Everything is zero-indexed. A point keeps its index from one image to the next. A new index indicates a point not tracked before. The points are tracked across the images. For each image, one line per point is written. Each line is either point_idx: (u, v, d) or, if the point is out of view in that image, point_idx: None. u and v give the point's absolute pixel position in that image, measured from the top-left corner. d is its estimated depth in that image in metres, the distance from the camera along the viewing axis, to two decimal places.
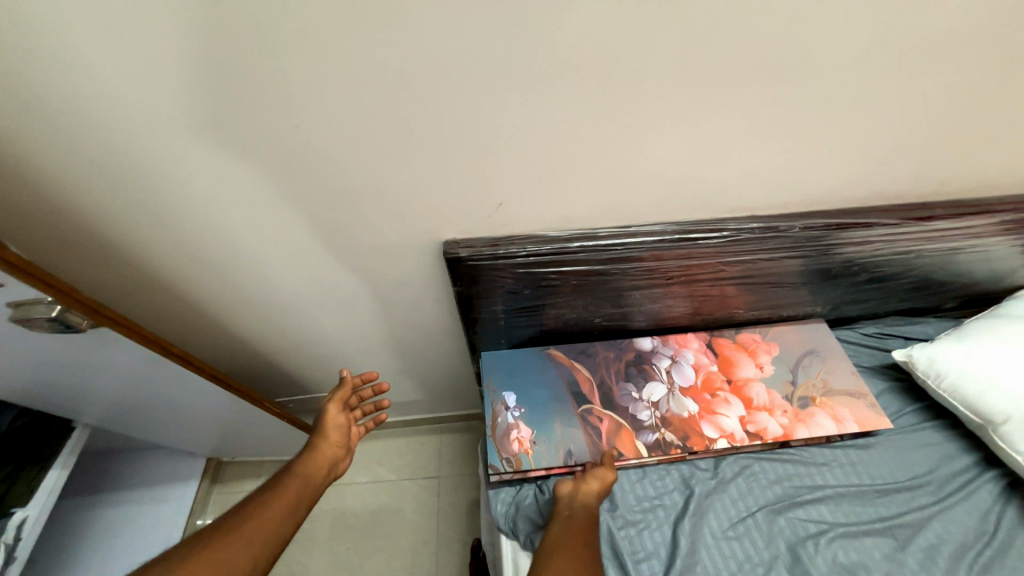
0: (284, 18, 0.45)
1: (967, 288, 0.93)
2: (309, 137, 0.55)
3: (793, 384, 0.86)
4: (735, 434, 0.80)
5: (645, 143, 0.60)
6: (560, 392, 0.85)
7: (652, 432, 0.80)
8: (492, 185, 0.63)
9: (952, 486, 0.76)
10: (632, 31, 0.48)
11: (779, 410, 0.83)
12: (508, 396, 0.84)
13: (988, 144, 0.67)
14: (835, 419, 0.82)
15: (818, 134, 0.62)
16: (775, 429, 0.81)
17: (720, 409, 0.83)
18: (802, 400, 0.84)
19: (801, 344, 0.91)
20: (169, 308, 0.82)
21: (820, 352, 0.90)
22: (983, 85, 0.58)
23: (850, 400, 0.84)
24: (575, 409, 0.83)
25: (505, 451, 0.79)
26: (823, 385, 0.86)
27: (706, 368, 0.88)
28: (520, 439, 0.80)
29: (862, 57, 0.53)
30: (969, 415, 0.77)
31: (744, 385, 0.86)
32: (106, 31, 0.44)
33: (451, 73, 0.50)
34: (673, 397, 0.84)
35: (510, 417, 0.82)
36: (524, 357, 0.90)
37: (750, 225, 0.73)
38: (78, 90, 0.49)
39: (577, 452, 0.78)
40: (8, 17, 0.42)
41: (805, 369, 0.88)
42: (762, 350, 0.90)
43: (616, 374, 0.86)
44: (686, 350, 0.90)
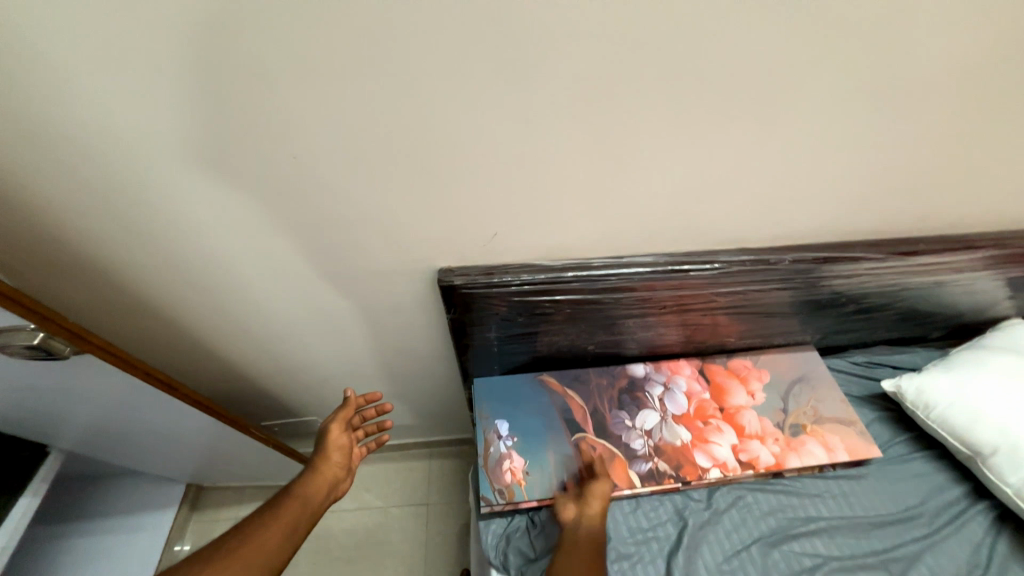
0: (291, 55, 0.46)
1: (951, 319, 0.95)
2: (307, 167, 0.56)
3: (784, 412, 0.86)
4: (728, 463, 0.80)
5: (637, 177, 0.62)
6: (552, 419, 0.84)
7: (645, 461, 0.79)
8: (488, 215, 0.64)
9: (943, 518, 0.75)
10: (626, 75, 0.51)
11: (771, 438, 0.83)
12: (500, 425, 0.83)
13: (964, 184, 0.70)
14: (827, 448, 0.82)
15: (802, 172, 0.64)
16: (767, 458, 0.80)
17: (712, 437, 0.82)
18: (794, 428, 0.84)
19: (792, 371, 0.92)
20: (156, 332, 0.80)
21: (810, 379, 0.90)
22: (955, 130, 0.62)
23: (841, 428, 0.84)
24: (567, 437, 0.82)
25: (499, 483, 0.77)
26: (813, 414, 0.86)
27: (698, 396, 0.87)
28: (513, 470, 0.78)
29: (841, 102, 0.56)
30: (959, 447, 0.78)
31: (736, 412, 0.86)
32: (110, 64, 0.45)
33: (449, 110, 0.52)
34: (665, 425, 0.84)
35: (502, 446, 0.81)
36: (517, 383, 0.89)
37: (741, 257, 0.74)
38: (79, 118, 0.49)
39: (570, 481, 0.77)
40: (12, 50, 0.43)
41: (796, 397, 0.88)
42: (753, 376, 0.91)
43: (609, 402, 0.86)
44: (678, 376, 0.90)
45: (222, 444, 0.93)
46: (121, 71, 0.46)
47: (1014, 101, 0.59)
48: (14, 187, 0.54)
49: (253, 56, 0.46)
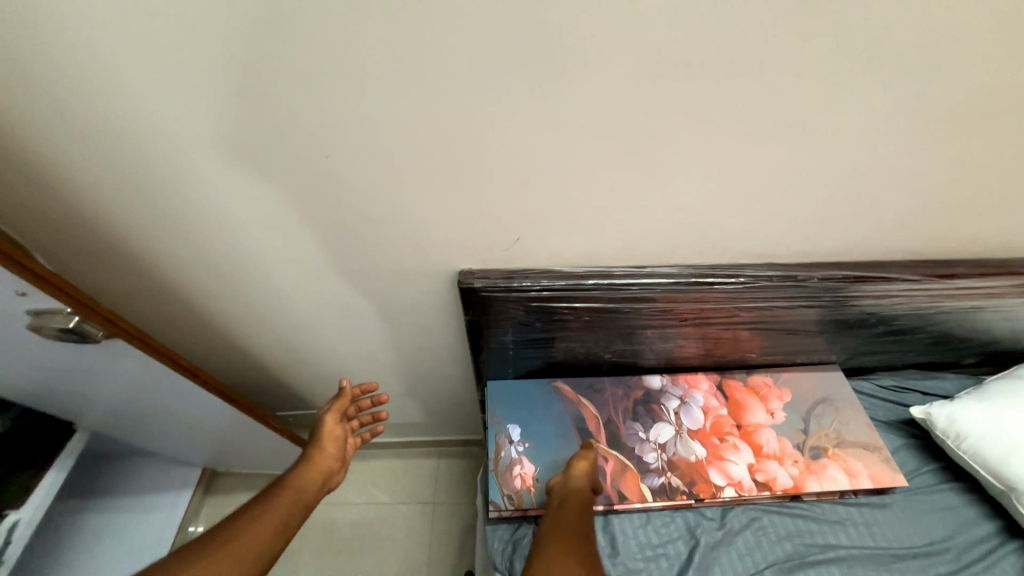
0: (327, 58, 0.47)
1: (988, 346, 0.91)
2: (336, 166, 0.57)
3: (804, 433, 0.84)
4: (744, 483, 0.78)
5: (664, 188, 0.61)
6: (564, 427, 0.83)
7: (658, 476, 0.78)
8: (512, 220, 0.64)
9: (971, 555, 0.72)
10: (659, 86, 0.50)
11: (789, 460, 0.80)
12: (512, 430, 0.83)
13: (1010, 207, 0.67)
14: (848, 473, 0.79)
15: (836, 188, 0.62)
16: (785, 480, 0.78)
17: (728, 455, 0.80)
18: (814, 450, 0.82)
19: (815, 391, 0.89)
20: (183, 321, 0.82)
21: (834, 400, 0.87)
22: (1004, 151, 0.59)
23: (865, 454, 0.81)
24: (579, 446, 0.81)
25: (507, 488, 0.77)
26: (836, 437, 0.83)
27: (715, 411, 0.85)
28: (523, 475, 0.78)
29: (883, 117, 0.54)
30: (991, 481, 0.74)
31: (754, 431, 0.83)
32: (155, 63, 0.47)
33: (479, 115, 0.52)
34: (680, 440, 0.82)
35: (514, 451, 0.81)
36: (530, 388, 0.89)
37: (767, 272, 0.73)
38: (125, 111, 0.51)
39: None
40: (66, 45, 0.45)
41: (818, 418, 0.85)
42: (774, 394, 0.88)
43: (623, 413, 0.85)
44: (695, 391, 0.88)
45: (239, 431, 0.95)
46: (168, 67, 0.47)
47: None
48: (62, 173, 0.57)
49: (293, 56, 0.47)
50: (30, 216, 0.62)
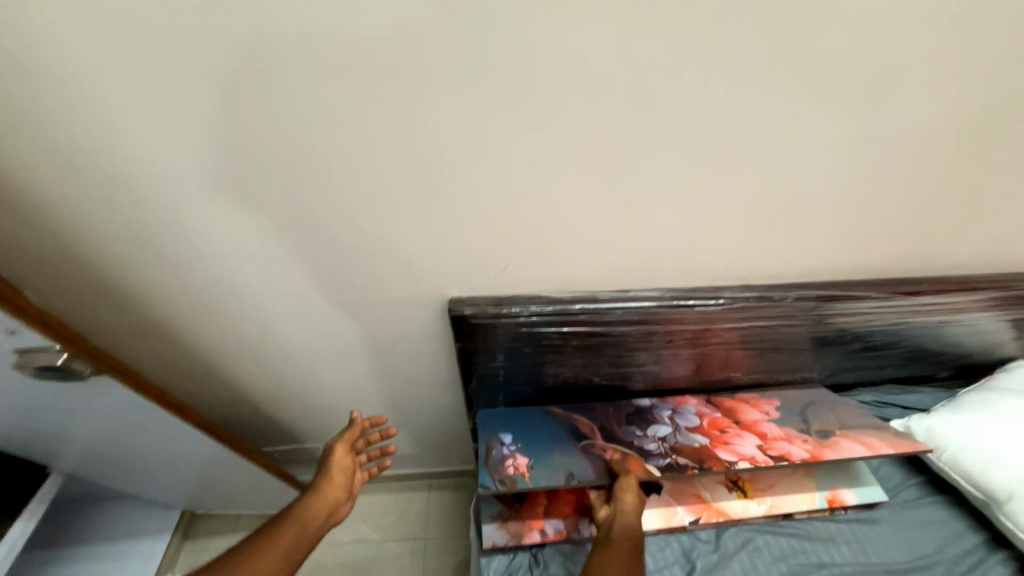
0: (322, 102, 0.50)
1: (958, 359, 0.95)
2: (328, 200, 0.59)
3: (805, 423, 0.85)
4: (757, 457, 0.76)
5: (642, 215, 0.64)
6: (560, 428, 0.83)
7: (662, 457, 0.76)
8: (499, 248, 0.66)
9: (961, 567, 0.73)
10: (631, 123, 0.54)
11: (798, 440, 0.80)
12: (504, 436, 0.82)
13: (961, 228, 0.72)
14: (866, 445, 0.79)
15: (801, 213, 0.66)
16: (800, 455, 0.77)
17: (734, 440, 0.80)
18: (821, 432, 0.82)
19: (802, 396, 0.92)
20: (168, 356, 0.81)
21: (823, 402, 0.90)
22: (947, 178, 0.64)
23: (866, 431, 0.82)
24: (575, 442, 0.80)
25: (498, 474, 0.74)
26: (837, 422, 0.84)
27: (710, 414, 0.86)
28: (516, 465, 0.76)
29: (836, 149, 0.59)
30: (973, 492, 0.76)
31: (755, 422, 0.84)
32: (159, 107, 0.50)
33: (465, 150, 0.55)
34: (679, 432, 0.82)
35: (505, 449, 0.79)
36: (519, 411, 0.89)
37: (745, 293, 0.76)
38: (122, 148, 0.52)
39: (580, 472, 0.74)
40: (72, 93, 0.48)
41: (811, 415, 0.87)
42: (764, 402, 0.90)
43: (617, 420, 0.85)
44: (686, 403, 0.89)
45: (222, 469, 0.92)
46: (170, 110, 0.50)
47: (1008, 151, 0.62)
48: (56, 212, 0.57)
49: (292, 95, 0.50)
50: (18, 254, 0.62)
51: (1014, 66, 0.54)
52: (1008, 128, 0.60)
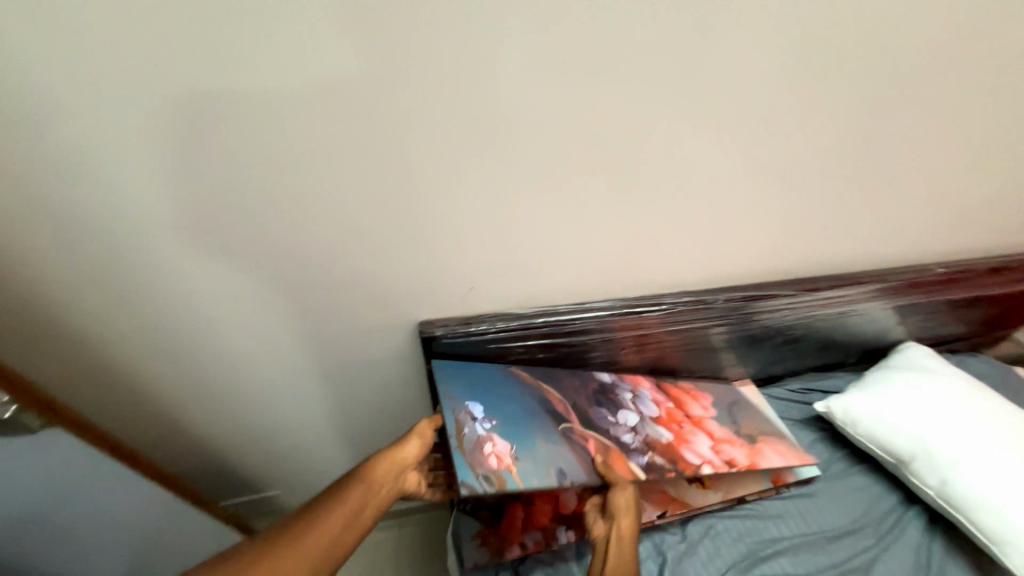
0: (296, 142, 0.54)
1: (861, 345, 1.11)
2: (299, 234, 0.61)
3: (736, 424, 0.92)
4: (713, 461, 0.82)
5: (591, 235, 0.72)
6: (534, 406, 0.77)
7: (641, 454, 0.77)
8: (465, 271, 0.71)
9: (885, 526, 0.85)
10: (577, 156, 0.63)
11: (737, 443, 0.88)
12: (473, 406, 0.73)
13: (848, 233, 0.87)
14: (782, 454, 0.88)
15: (722, 227, 0.78)
16: (741, 459, 0.84)
17: (692, 438, 0.84)
18: (749, 435, 0.90)
19: (727, 395, 1.00)
20: (117, 413, 0.76)
21: (742, 403, 0.99)
22: (831, 194, 0.79)
23: (780, 435, 0.93)
24: (555, 426, 0.75)
25: (482, 469, 0.64)
26: (757, 428, 0.93)
27: (665, 405, 0.90)
28: (499, 455, 0.67)
29: (745, 172, 0.71)
30: (886, 457, 0.88)
31: (701, 420, 0.90)
32: (127, 149, 0.50)
33: (432, 183, 0.61)
34: (647, 424, 0.84)
35: (480, 429, 0.70)
36: (480, 370, 0.80)
37: (683, 298, 0.86)
38: (83, 199, 0.53)
39: (570, 471, 0.68)
40: (32, 137, 0.47)
41: (737, 416, 0.95)
42: (701, 397, 0.97)
43: (588, 399, 0.83)
44: (642, 387, 0.92)
45: None
46: (139, 152, 0.51)
47: (870, 170, 0.77)
48: None
49: (260, 140, 0.53)
50: None
51: (864, 107, 0.69)
52: (867, 152, 0.74)
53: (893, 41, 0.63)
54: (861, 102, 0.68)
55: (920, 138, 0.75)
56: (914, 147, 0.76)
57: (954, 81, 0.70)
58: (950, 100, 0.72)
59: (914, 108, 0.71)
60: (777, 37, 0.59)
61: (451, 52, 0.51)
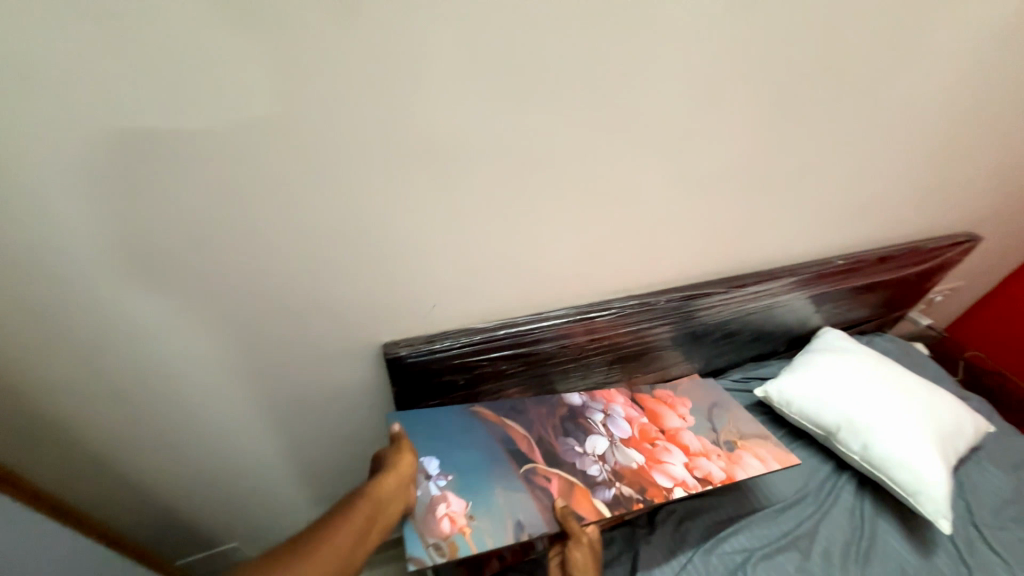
0: (256, 176, 0.55)
1: (788, 334, 1.24)
2: (259, 267, 0.62)
3: (715, 431, 0.93)
4: (687, 481, 0.81)
5: (542, 249, 0.78)
6: (494, 450, 0.78)
7: (608, 488, 0.78)
8: (426, 291, 0.75)
9: (824, 492, 0.95)
10: (525, 179, 0.69)
11: (714, 455, 0.87)
12: (429, 463, 0.74)
13: (765, 236, 0.99)
14: (760, 460, 0.88)
15: (658, 235, 0.87)
16: (718, 474, 0.84)
17: (664, 457, 0.85)
18: (727, 444, 0.90)
19: (706, 397, 1.01)
20: (52, 471, 0.70)
21: (722, 403, 1.01)
22: (749, 202, 0.90)
23: (761, 436, 0.94)
24: (516, 469, 0.76)
25: (433, 537, 0.66)
26: (736, 430, 0.94)
27: (639, 422, 0.92)
28: (452, 517, 0.68)
29: (673, 186, 0.80)
30: (817, 430, 0.99)
31: (676, 433, 0.91)
32: (70, 189, 0.49)
33: (390, 209, 0.64)
34: (617, 449, 0.84)
35: (434, 487, 0.71)
36: (442, 415, 0.82)
37: (629, 301, 0.93)
38: (18, 241, 0.50)
39: (529, 522, 0.70)
40: None
41: (717, 421, 0.96)
42: (680, 404, 0.98)
43: (554, 431, 0.85)
44: (614, 405, 0.95)
45: None
46: (86, 193, 0.50)
47: (781, 177, 0.88)
48: None
49: (214, 173, 0.53)
50: None
51: (771, 128, 0.79)
52: (777, 163, 0.85)
53: (792, 68, 0.73)
54: (770, 121, 0.78)
55: (820, 149, 0.87)
56: (814, 158, 0.88)
57: (843, 106, 0.82)
58: (840, 121, 0.84)
59: (814, 124, 0.82)
60: (693, 66, 0.67)
61: (402, 85, 0.55)
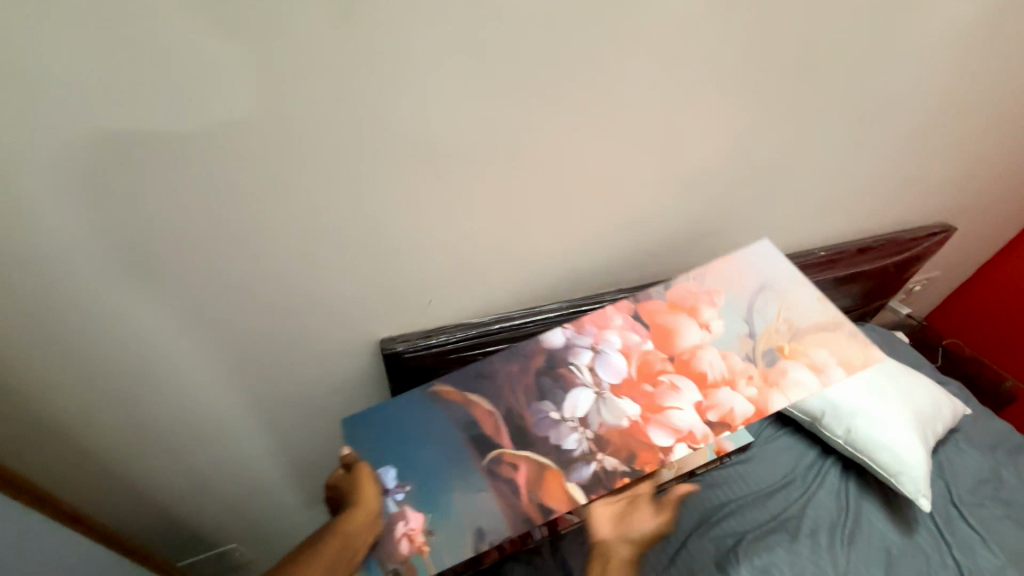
0: (254, 179, 0.56)
1: None
2: (257, 268, 0.63)
3: (752, 337, 0.76)
4: (695, 431, 0.69)
5: (534, 245, 0.81)
6: (454, 440, 0.71)
7: (587, 464, 0.68)
8: (422, 288, 0.77)
9: (810, 475, 0.98)
10: (518, 178, 0.70)
11: (742, 381, 0.72)
12: (385, 473, 0.67)
13: (750, 230, 1.02)
14: (810, 370, 0.73)
15: (646, 231, 0.89)
16: (744, 409, 0.70)
17: (668, 404, 0.72)
18: (767, 356, 0.75)
19: (748, 281, 0.82)
20: (55, 474, 0.70)
21: (773, 285, 0.81)
22: (733, 198, 0.93)
23: (816, 334, 0.76)
24: (478, 462, 0.69)
25: (390, 563, 0.61)
26: (787, 329, 0.77)
27: (640, 353, 0.76)
28: (411, 535, 0.63)
29: (660, 183, 0.83)
30: (803, 416, 1.03)
31: (691, 359, 0.75)
32: (73, 195, 0.50)
33: (386, 210, 0.65)
34: (604, 404, 0.73)
35: (392, 502, 0.65)
36: (396, 407, 0.74)
37: (620, 293, 0.95)
38: (21, 244, 0.51)
39: (490, 528, 0.64)
40: None
41: (757, 321, 0.78)
42: (703, 304, 0.80)
43: (526, 396, 0.74)
44: (608, 333, 0.79)
45: None
46: (88, 196, 0.50)
47: (763, 173, 0.91)
48: None
49: (212, 175, 0.54)
50: None
51: (754, 126, 0.82)
52: (759, 161, 0.89)
53: (775, 67, 0.76)
54: (753, 118, 0.81)
55: (799, 147, 0.90)
56: (795, 153, 0.91)
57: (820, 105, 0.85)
58: (818, 119, 0.87)
59: (793, 121, 0.85)
60: (680, 66, 0.69)
61: (397, 87, 0.56)
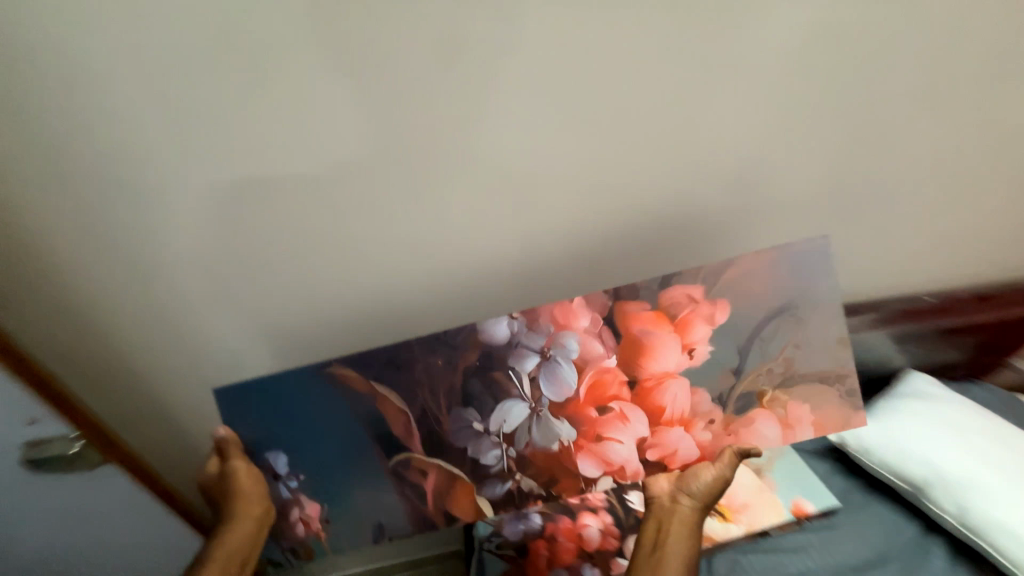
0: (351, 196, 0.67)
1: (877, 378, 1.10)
2: (344, 275, 0.73)
3: (738, 376, 0.74)
4: (627, 464, 0.74)
5: (599, 273, 0.81)
6: (358, 434, 0.73)
7: (501, 481, 0.75)
8: (487, 308, 0.80)
9: (910, 555, 0.85)
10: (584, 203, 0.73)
11: (699, 424, 0.75)
12: (276, 459, 0.73)
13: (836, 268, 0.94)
14: (779, 424, 0.76)
15: None
16: (687, 451, 0.75)
17: (610, 435, 0.74)
18: (743, 401, 0.75)
19: (774, 299, 0.72)
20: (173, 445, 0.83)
21: (799, 309, 0.72)
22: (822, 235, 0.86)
23: (808, 385, 0.75)
24: (385, 463, 0.74)
25: (290, 542, 0.75)
26: (785, 370, 0.74)
27: (595, 374, 0.72)
28: (306, 521, 0.75)
29: (738, 215, 0.79)
30: (902, 485, 0.90)
31: (654, 389, 0.73)
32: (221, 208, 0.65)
33: (457, 228, 0.72)
34: (536, 423, 0.73)
35: (286, 490, 0.74)
36: (296, 394, 0.71)
37: None
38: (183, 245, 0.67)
39: (389, 524, 0.76)
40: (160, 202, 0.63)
41: (754, 357, 0.74)
42: (691, 323, 0.72)
43: (446, 402, 0.73)
44: (565, 340, 0.72)
45: None
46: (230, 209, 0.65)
47: (823, 203, 0.82)
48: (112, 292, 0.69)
49: (262, 181, 0.63)
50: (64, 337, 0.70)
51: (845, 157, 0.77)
52: (852, 194, 0.81)
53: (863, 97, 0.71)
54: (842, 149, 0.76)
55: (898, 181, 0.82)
56: (857, 183, 0.81)
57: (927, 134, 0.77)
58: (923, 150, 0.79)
59: (892, 152, 0.78)
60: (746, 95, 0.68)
61: (467, 116, 0.63)
